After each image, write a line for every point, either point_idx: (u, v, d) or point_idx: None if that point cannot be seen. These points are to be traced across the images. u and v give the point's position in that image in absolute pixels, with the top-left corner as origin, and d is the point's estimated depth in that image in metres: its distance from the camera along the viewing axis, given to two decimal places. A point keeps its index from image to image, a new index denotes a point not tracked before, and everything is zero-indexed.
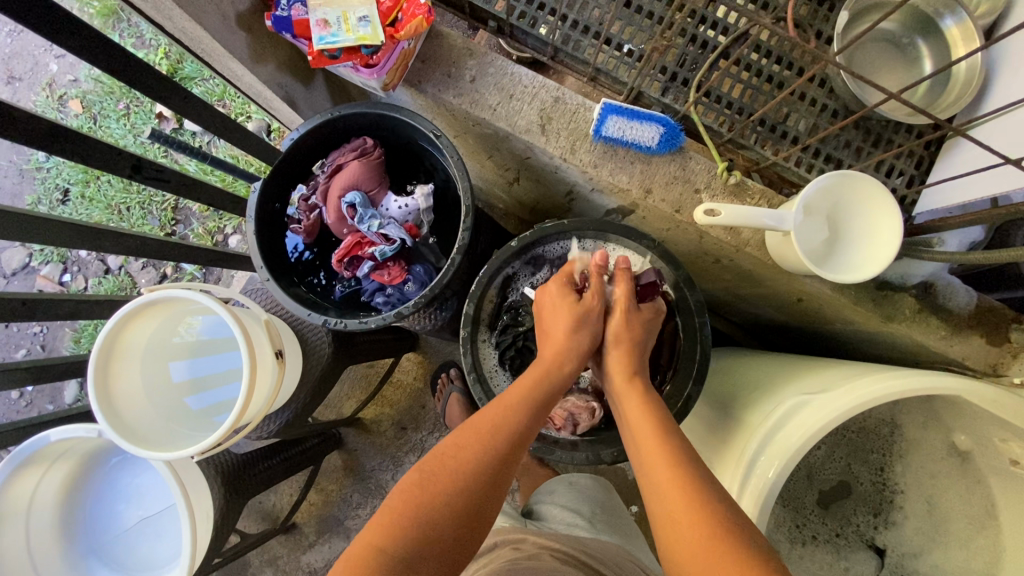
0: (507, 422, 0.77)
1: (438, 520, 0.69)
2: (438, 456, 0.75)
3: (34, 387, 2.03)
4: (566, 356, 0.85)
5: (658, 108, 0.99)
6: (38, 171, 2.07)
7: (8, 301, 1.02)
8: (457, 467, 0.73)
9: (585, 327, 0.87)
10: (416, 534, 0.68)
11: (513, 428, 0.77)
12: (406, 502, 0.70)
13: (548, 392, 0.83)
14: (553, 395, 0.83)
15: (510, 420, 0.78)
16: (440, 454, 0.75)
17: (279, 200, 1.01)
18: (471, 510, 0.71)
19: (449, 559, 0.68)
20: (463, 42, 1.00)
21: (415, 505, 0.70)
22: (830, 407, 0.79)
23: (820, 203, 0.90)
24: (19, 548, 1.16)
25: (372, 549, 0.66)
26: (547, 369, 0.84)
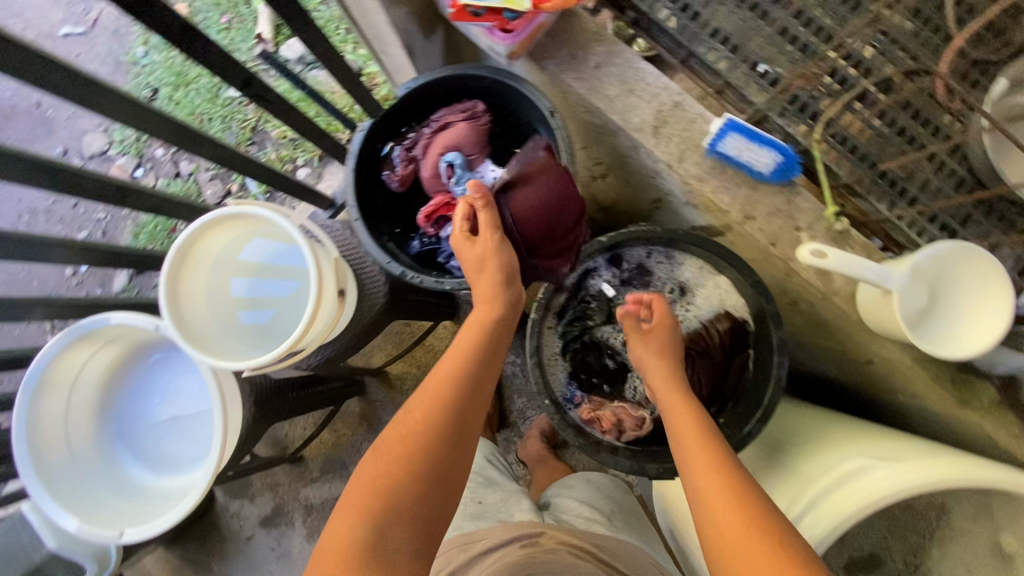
0: (451, 378, 0.79)
1: (404, 486, 0.70)
2: (394, 428, 0.76)
3: (88, 269, 2.11)
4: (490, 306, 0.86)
5: (778, 135, 0.96)
6: (133, 65, 2.13)
7: (105, 184, 1.05)
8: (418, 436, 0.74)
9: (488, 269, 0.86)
10: (381, 503, 0.69)
11: (460, 383, 0.79)
12: (369, 475, 0.71)
13: (487, 347, 0.84)
14: (491, 351, 0.85)
15: (460, 384, 0.79)
16: (395, 426, 0.76)
17: (383, 145, 1.03)
18: (435, 477, 0.73)
19: (420, 521, 0.70)
20: (595, 27, 0.98)
21: (382, 479, 0.71)
22: (897, 475, 0.76)
23: (928, 269, 0.86)
24: (58, 417, 1.22)
25: (344, 528, 0.67)
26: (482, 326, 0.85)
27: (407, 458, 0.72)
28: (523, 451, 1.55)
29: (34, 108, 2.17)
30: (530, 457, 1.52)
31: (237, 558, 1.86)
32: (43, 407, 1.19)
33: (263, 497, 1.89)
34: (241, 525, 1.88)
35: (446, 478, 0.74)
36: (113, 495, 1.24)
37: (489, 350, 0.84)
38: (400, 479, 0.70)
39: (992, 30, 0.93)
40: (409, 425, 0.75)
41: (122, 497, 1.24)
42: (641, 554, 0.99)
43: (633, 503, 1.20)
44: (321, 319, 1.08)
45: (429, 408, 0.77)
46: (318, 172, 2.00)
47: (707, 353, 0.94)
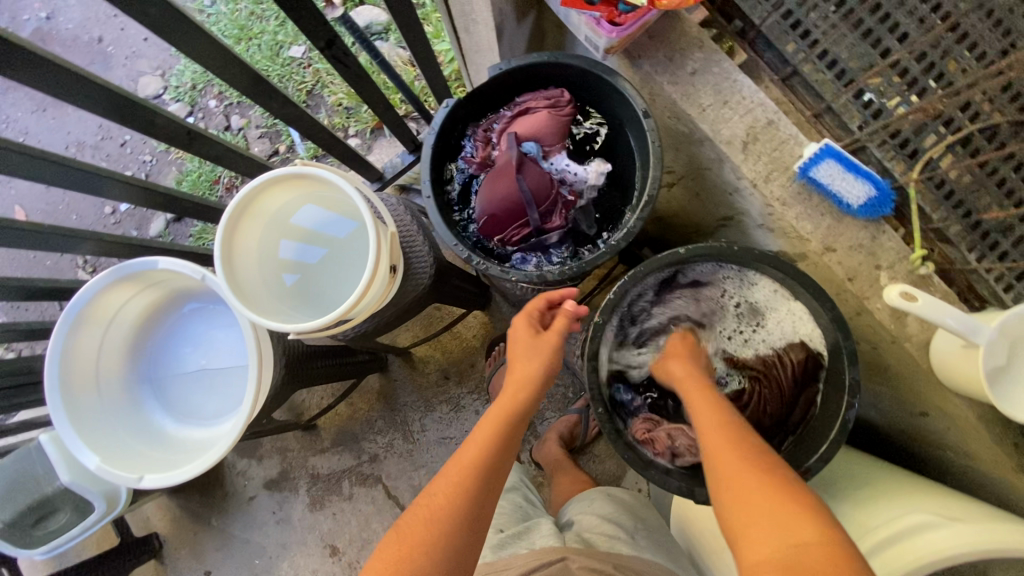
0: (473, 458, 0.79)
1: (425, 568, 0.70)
2: (417, 509, 0.76)
3: (127, 210, 2.11)
4: (528, 366, 0.89)
5: (872, 169, 0.92)
6: (199, 13, 2.12)
7: (176, 126, 1.05)
8: (441, 510, 0.74)
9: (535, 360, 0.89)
10: None
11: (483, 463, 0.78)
12: (390, 557, 0.71)
13: (519, 418, 0.84)
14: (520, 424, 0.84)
15: (482, 463, 0.78)
16: (418, 507, 0.76)
17: (462, 124, 1.00)
18: (456, 557, 0.72)
19: None
20: (697, 32, 0.95)
21: (400, 559, 0.70)
22: (962, 536, 0.72)
23: (1014, 326, 0.82)
24: (92, 354, 1.21)
25: None
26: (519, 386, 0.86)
27: (430, 528, 0.73)
28: (539, 453, 1.52)
29: (95, 43, 2.17)
30: (547, 461, 1.48)
31: (238, 517, 1.86)
32: (78, 343, 1.18)
33: (271, 460, 1.88)
34: (246, 484, 1.88)
35: (468, 554, 0.73)
36: (136, 438, 1.23)
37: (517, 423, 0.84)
38: (427, 548, 0.71)
39: None
40: (435, 497, 0.76)
41: (144, 442, 1.24)
42: (666, 570, 0.97)
43: (654, 514, 1.17)
44: (373, 292, 1.06)
45: (453, 481, 0.77)
46: (369, 143, 1.99)
47: (772, 380, 0.96)
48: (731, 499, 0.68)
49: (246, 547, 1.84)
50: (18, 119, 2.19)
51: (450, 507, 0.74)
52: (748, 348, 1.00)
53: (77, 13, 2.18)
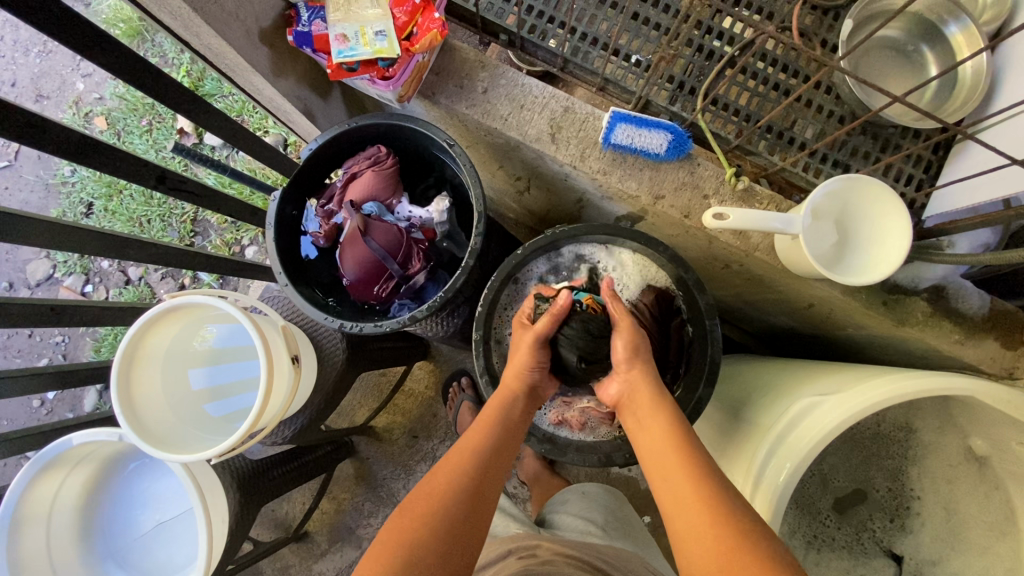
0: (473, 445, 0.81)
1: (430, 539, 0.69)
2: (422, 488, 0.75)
3: (55, 395, 2.07)
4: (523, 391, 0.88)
5: (666, 116, 1.01)
6: (63, 186, 2.14)
7: (37, 307, 1.06)
8: (424, 525, 0.70)
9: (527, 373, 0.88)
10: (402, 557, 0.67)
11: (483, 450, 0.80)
12: (397, 529, 0.71)
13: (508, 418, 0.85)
14: (506, 444, 0.83)
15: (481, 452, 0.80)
16: (424, 486, 0.76)
17: (297, 207, 1.05)
18: (458, 528, 0.71)
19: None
20: (475, 56, 1.03)
21: (409, 529, 0.70)
22: (842, 406, 0.78)
23: (826, 208, 0.92)
24: (40, 551, 1.18)
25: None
26: (507, 401, 0.87)
27: (425, 518, 0.71)
28: (521, 473, 1.55)
29: None
30: (526, 475, 1.51)
31: None
32: (21, 546, 1.15)
33: None
34: None
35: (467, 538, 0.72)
36: None
37: (502, 438, 0.83)
38: (424, 528, 0.70)
39: None
40: (423, 500, 0.73)
41: None
42: (636, 558, 1.01)
43: (626, 506, 1.20)
44: (277, 391, 1.08)
45: (438, 496, 0.74)
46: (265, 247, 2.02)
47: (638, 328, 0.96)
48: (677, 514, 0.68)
49: None
50: None
51: (434, 522, 0.71)
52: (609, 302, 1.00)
53: None
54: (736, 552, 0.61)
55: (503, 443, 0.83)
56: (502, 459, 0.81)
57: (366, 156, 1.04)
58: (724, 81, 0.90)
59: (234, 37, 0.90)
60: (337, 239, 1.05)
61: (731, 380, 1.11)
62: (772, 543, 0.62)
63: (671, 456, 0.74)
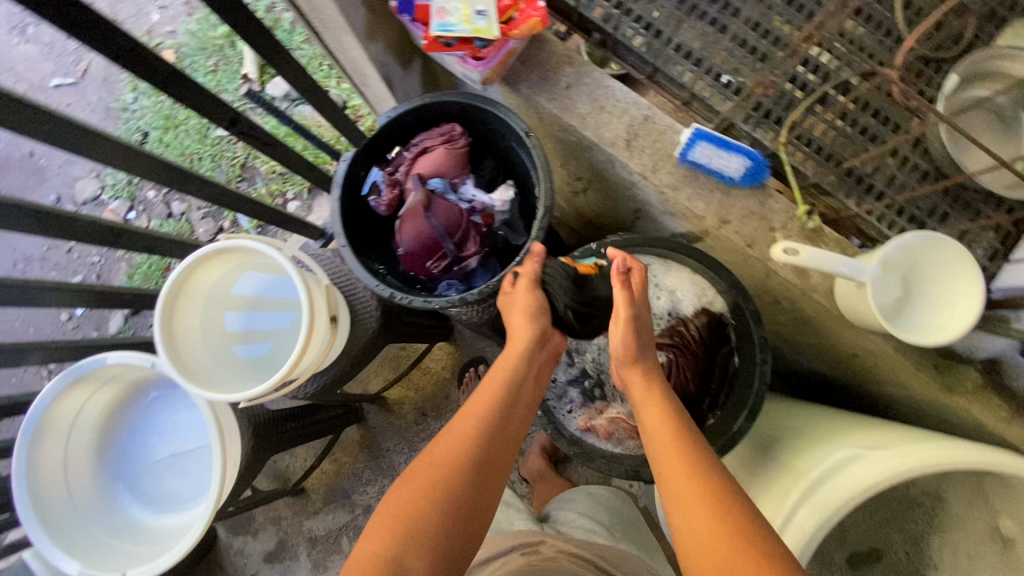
0: (477, 415, 0.81)
1: (433, 512, 0.71)
2: (425, 458, 0.77)
3: (84, 313, 2.12)
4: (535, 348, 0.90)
5: (746, 141, 1.00)
6: (123, 111, 2.17)
7: (97, 227, 1.08)
8: (429, 498, 0.72)
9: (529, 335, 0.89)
10: (403, 531, 0.68)
11: (487, 421, 0.80)
12: (402, 503, 0.71)
13: (513, 389, 0.85)
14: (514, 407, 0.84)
15: (483, 424, 0.80)
16: (426, 457, 0.77)
17: (365, 170, 1.05)
18: (462, 505, 0.73)
19: (445, 556, 0.69)
20: (564, 50, 1.03)
21: (412, 504, 0.71)
22: (882, 465, 0.77)
23: (899, 261, 0.90)
24: (57, 460, 1.21)
25: (370, 555, 0.67)
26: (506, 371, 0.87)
27: (428, 492, 0.72)
28: (524, 469, 1.56)
29: (27, 158, 2.20)
30: (530, 472, 1.53)
31: None
32: (41, 452, 1.18)
33: (266, 532, 1.87)
34: (246, 562, 1.86)
35: (475, 511, 0.74)
36: (117, 537, 1.22)
37: (510, 401, 0.84)
38: (428, 504, 0.71)
39: (939, 30, 0.99)
40: (428, 473, 0.74)
41: (121, 540, 1.22)
42: (641, 563, 1.01)
43: (634, 511, 1.20)
44: (313, 348, 1.09)
45: (442, 466, 0.75)
46: (308, 204, 2.04)
47: (686, 347, 0.95)
48: (685, 525, 0.67)
49: None
50: None
51: (440, 495, 0.72)
52: (659, 316, 0.98)
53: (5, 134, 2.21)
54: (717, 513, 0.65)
55: (506, 412, 0.83)
56: (507, 425, 0.82)
57: (441, 132, 1.04)
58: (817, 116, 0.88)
59: None
60: (398, 210, 1.05)
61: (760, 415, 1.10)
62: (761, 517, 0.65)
63: (681, 472, 0.71)
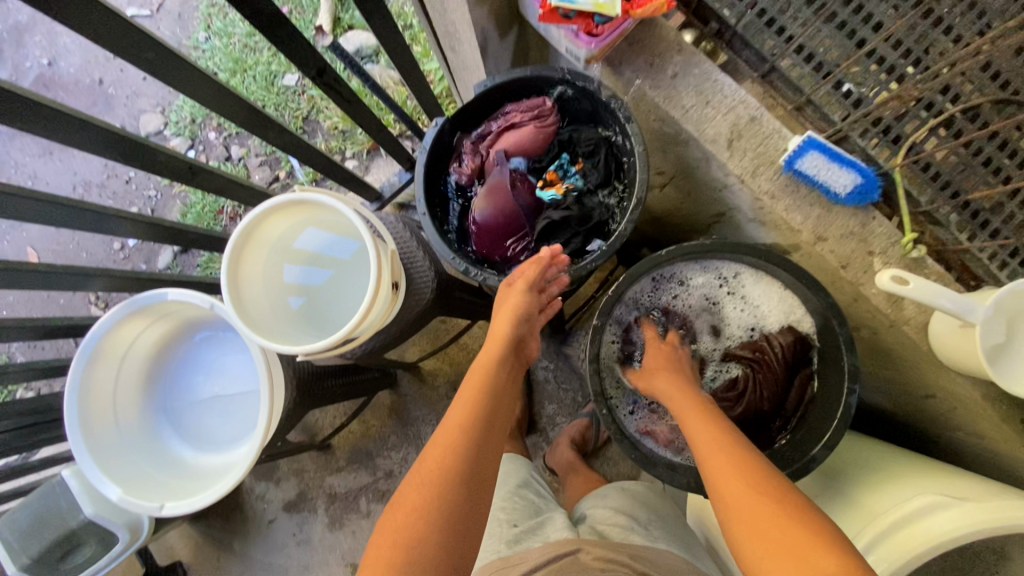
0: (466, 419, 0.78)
1: (429, 527, 0.67)
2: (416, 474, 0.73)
3: (136, 245, 2.15)
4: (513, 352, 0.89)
5: (858, 157, 0.94)
6: (194, 50, 2.17)
7: (177, 163, 1.08)
8: (423, 514, 0.68)
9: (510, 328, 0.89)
10: (401, 552, 0.65)
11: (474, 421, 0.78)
12: (398, 523, 0.68)
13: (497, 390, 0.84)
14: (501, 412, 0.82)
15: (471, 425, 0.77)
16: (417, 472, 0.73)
17: (452, 139, 1.03)
18: (457, 516, 0.69)
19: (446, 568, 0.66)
20: (675, 37, 0.98)
21: (408, 522, 0.67)
22: (968, 517, 0.72)
23: (1008, 304, 0.83)
24: (108, 387, 1.23)
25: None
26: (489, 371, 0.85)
27: (423, 506, 0.68)
28: (551, 460, 1.54)
29: (97, 85, 2.22)
30: (559, 465, 1.50)
31: (259, 541, 1.88)
32: (94, 378, 1.20)
33: (288, 482, 1.90)
34: (265, 507, 1.89)
35: (470, 516, 0.70)
36: (157, 469, 1.24)
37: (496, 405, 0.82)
38: (423, 517, 0.67)
39: None
40: (421, 486, 0.70)
41: (163, 471, 1.25)
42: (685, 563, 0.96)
43: (669, 506, 1.16)
44: (376, 311, 1.08)
45: (434, 476, 0.71)
46: (366, 164, 2.03)
47: (768, 365, 0.94)
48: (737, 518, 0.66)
49: (269, 569, 1.86)
50: (27, 165, 2.24)
51: (433, 507, 0.68)
52: (740, 327, 0.99)
53: (78, 58, 2.23)
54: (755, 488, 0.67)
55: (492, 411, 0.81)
56: (493, 423, 0.80)
57: (531, 105, 1.01)
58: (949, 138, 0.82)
59: None
60: (478, 181, 1.04)
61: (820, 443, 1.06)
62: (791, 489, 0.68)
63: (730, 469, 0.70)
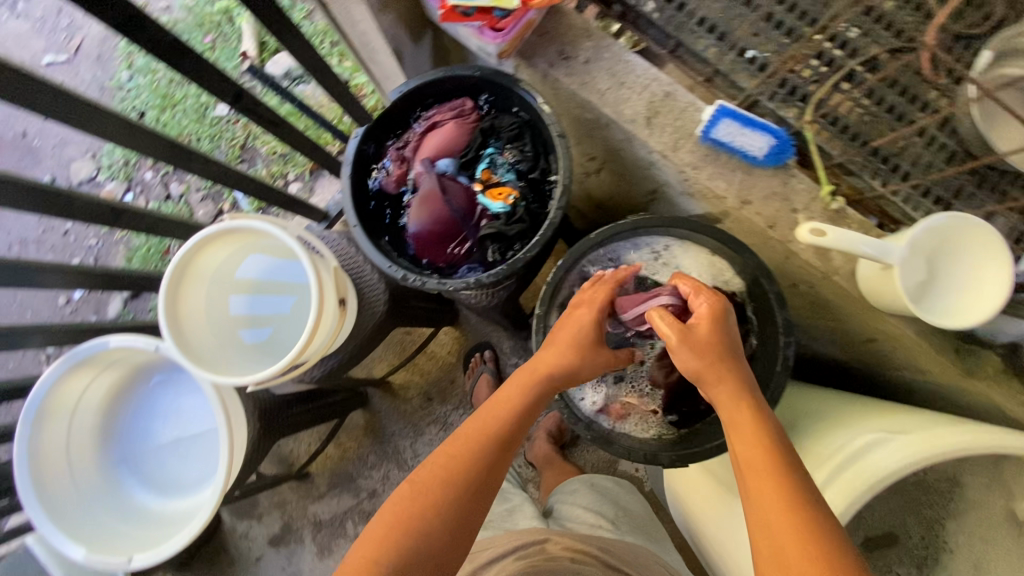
0: (495, 428, 0.79)
1: (439, 517, 0.71)
2: (431, 465, 0.76)
3: (82, 297, 2.07)
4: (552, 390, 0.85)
5: (770, 119, 0.97)
6: (119, 90, 2.11)
7: (98, 205, 1.05)
8: (434, 506, 0.72)
9: (575, 364, 0.85)
10: (408, 540, 0.69)
11: (504, 433, 0.79)
12: (408, 506, 0.72)
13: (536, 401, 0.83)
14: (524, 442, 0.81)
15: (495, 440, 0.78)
16: (432, 463, 0.76)
17: (376, 146, 1.03)
18: (465, 509, 0.73)
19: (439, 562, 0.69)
20: (582, 23, 0.99)
21: (417, 511, 0.71)
22: (910, 448, 0.75)
23: (923, 243, 0.87)
24: (60, 446, 1.19)
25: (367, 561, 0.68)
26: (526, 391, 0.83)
27: (434, 498, 0.72)
28: (530, 454, 1.56)
29: (20, 138, 2.14)
30: (537, 459, 1.51)
31: None
32: (43, 438, 1.16)
33: (271, 517, 1.86)
34: (250, 546, 1.85)
35: (477, 511, 0.74)
36: (123, 522, 1.20)
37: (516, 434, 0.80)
38: (430, 514, 0.71)
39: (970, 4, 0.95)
40: (433, 482, 0.74)
41: (128, 524, 1.20)
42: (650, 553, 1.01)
43: (636, 502, 1.21)
44: (323, 331, 1.07)
45: (454, 470, 0.75)
46: (310, 185, 2.00)
47: None
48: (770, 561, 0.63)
49: None
50: None
51: (447, 497, 0.73)
52: None
53: None
54: (780, 497, 0.65)
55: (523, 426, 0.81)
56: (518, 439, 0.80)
57: (452, 106, 1.02)
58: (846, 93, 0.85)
59: None
60: (406, 189, 1.04)
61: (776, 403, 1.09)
62: (821, 501, 0.66)
63: (770, 504, 0.65)
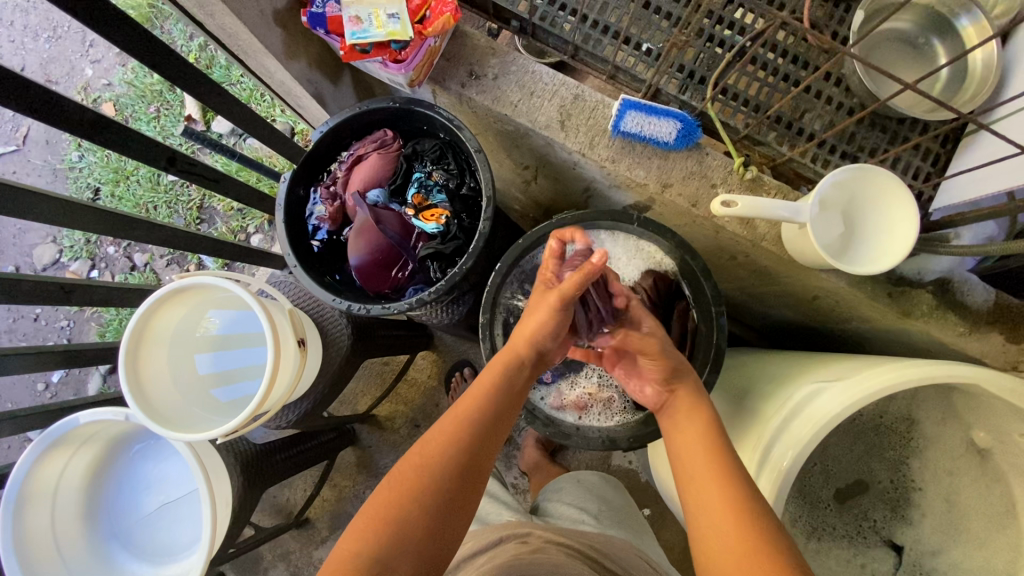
0: (469, 416, 0.82)
1: (419, 506, 0.72)
2: (407, 455, 0.78)
3: (60, 379, 2.07)
4: (514, 368, 0.87)
5: (676, 105, 1.02)
6: (71, 171, 2.14)
7: (47, 284, 1.07)
8: (414, 497, 0.73)
9: (545, 329, 0.88)
10: (391, 532, 0.70)
11: (479, 420, 0.81)
12: (390, 496, 0.73)
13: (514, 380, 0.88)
14: (494, 428, 0.82)
15: (466, 425, 0.81)
16: (409, 454, 0.79)
17: (306, 186, 1.06)
18: (445, 497, 0.74)
19: (425, 557, 0.70)
20: (486, 42, 1.04)
21: (398, 502, 0.72)
22: (848, 393, 0.79)
23: (834, 198, 0.92)
24: (45, 530, 1.18)
25: (349, 553, 0.68)
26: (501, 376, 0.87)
27: (414, 488, 0.73)
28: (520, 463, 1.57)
29: None
30: (526, 466, 1.53)
31: None
32: (25, 523, 1.15)
33: (276, 570, 1.85)
34: None
35: (455, 499, 0.75)
36: None
37: (489, 421, 0.82)
38: (409, 504, 0.72)
39: None
40: (410, 469, 0.75)
41: None
42: (631, 546, 1.02)
43: (621, 496, 1.22)
44: (284, 373, 1.09)
45: (433, 455, 0.77)
46: (271, 235, 2.03)
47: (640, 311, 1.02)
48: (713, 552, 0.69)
49: None
50: None
51: (426, 484, 0.74)
52: None
53: None
54: (716, 489, 0.72)
55: (500, 413, 0.84)
56: (497, 427, 0.83)
57: (374, 139, 1.06)
58: (735, 70, 0.90)
59: (247, 16, 0.92)
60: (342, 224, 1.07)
61: (735, 373, 1.12)
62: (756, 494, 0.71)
63: (709, 499, 0.72)
